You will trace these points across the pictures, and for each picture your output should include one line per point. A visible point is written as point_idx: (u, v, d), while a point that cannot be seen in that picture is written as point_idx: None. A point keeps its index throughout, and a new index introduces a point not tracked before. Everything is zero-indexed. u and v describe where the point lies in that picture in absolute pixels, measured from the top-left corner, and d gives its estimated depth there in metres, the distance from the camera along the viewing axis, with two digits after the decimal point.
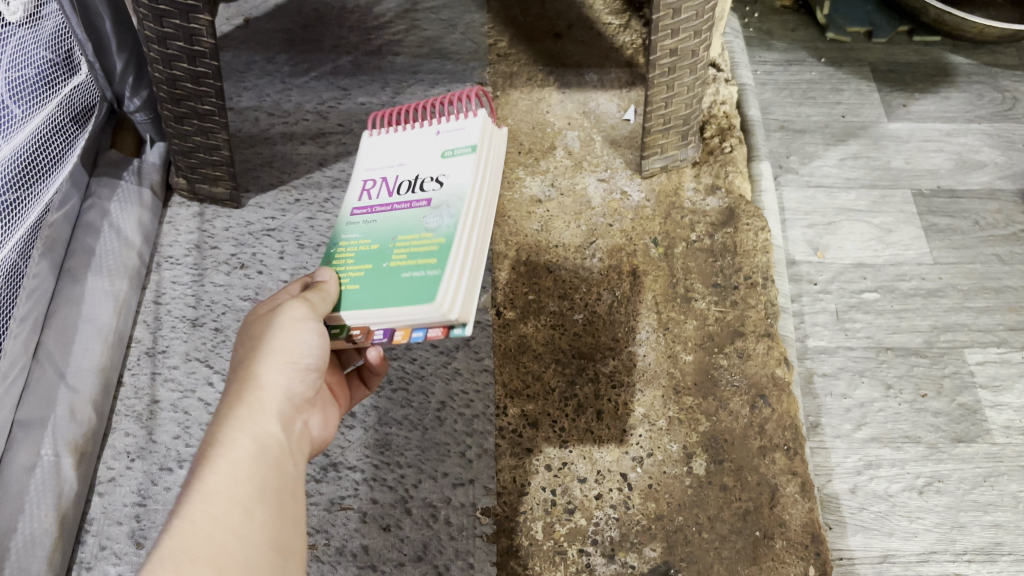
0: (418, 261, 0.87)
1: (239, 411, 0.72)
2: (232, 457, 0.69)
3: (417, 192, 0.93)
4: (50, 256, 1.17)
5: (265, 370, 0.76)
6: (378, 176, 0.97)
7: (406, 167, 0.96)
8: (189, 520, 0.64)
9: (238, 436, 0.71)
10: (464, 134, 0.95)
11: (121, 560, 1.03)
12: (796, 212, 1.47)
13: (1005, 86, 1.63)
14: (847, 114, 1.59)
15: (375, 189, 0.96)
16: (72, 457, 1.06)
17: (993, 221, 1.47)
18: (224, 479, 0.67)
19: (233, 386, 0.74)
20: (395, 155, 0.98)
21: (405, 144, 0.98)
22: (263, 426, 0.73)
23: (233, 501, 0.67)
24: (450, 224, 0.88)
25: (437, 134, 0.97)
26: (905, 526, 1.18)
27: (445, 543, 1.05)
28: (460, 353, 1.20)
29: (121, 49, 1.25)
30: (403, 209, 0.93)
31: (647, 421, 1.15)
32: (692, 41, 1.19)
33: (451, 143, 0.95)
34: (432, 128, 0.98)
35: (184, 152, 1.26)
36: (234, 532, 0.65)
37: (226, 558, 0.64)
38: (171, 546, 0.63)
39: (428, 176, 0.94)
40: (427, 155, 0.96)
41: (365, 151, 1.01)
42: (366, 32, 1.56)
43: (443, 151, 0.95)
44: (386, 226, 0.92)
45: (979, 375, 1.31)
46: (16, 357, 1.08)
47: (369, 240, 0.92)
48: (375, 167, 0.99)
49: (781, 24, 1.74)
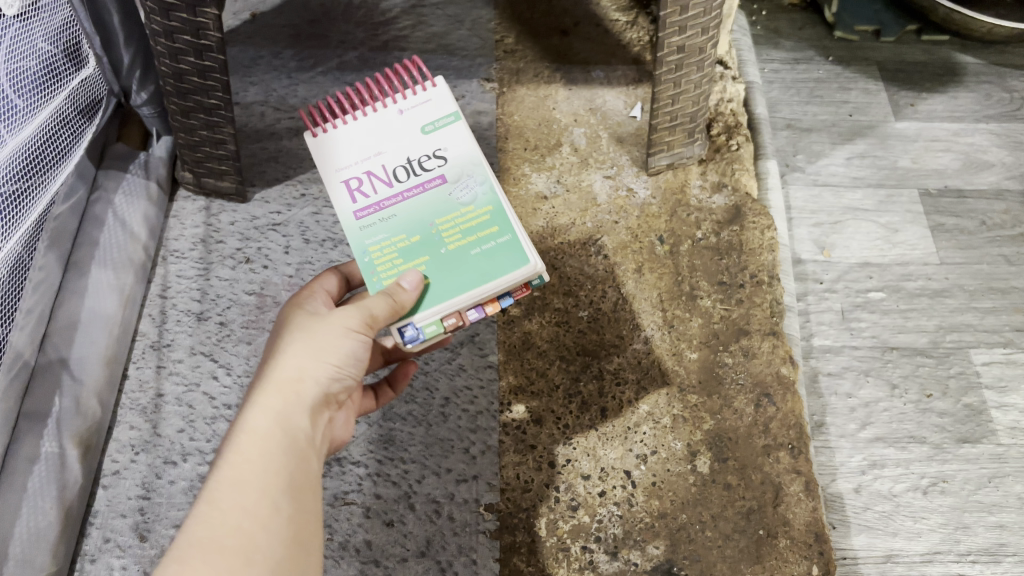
0: (480, 232, 0.88)
1: (271, 403, 0.73)
2: (262, 449, 0.70)
3: (423, 174, 0.89)
4: (57, 248, 1.18)
5: (301, 364, 0.76)
6: (357, 172, 0.89)
7: (386, 151, 0.90)
8: (216, 507, 0.65)
9: (271, 430, 0.71)
10: (432, 105, 0.91)
11: (125, 553, 1.04)
12: (802, 211, 1.47)
13: (1014, 86, 1.62)
14: (854, 113, 1.59)
15: (366, 187, 0.89)
16: (77, 450, 1.06)
17: (1000, 221, 1.46)
18: (253, 469, 0.68)
19: (268, 377, 0.75)
20: (364, 146, 0.90)
21: (369, 130, 0.90)
22: (294, 420, 0.73)
23: (260, 491, 0.67)
24: (486, 190, 0.89)
25: (398, 113, 0.90)
26: (909, 526, 1.18)
27: (448, 539, 1.06)
28: (464, 349, 1.20)
29: (127, 43, 1.23)
30: (417, 193, 0.89)
31: (652, 419, 1.15)
32: (699, 38, 1.19)
33: (426, 116, 0.91)
34: (393, 107, 0.91)
35: (190, 146, 1.26)
36: (260, 523, 0.66)
37: (251, 548, 0.64)
38: (198, 532, 0.64)
39: (420, 155, 0.90)
40: (405, 136, 0.90)
41: (320, 157, 0.90)
42: (373, 28, 1.55)
43: (422, 125, 0.90)
44: (413, 217, 0.88)
45: (985, 375, 1.30)
46: (21, 350, 1.08)
47: (402, 233, 0.88)
48: (348, 163, 0.89)
49: (789, 22, 1.73)
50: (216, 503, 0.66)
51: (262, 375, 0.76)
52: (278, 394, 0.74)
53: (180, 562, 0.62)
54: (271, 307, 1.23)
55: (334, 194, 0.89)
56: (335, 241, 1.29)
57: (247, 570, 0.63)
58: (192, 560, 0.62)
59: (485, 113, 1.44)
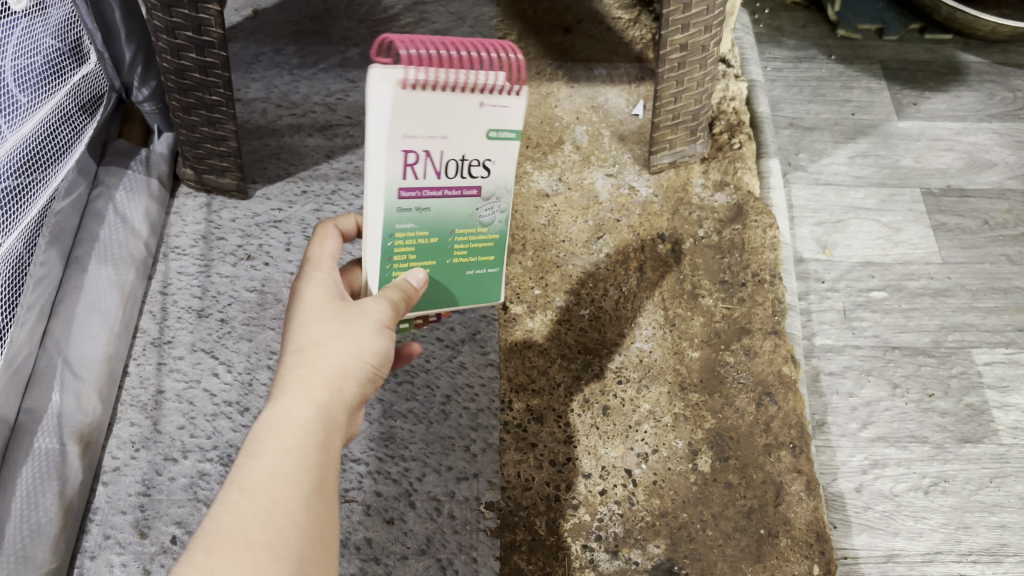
0: (478, 257, 0.89)
1: (310, 393, 0.70)
2: (300, 441, 0.67)
3: (464, 179, 0.81)
4: (57, 244, 1.17)
5: (344, 355, 0.73)
6: (419, 149, 0.77)
7: (451, 141, 0.77)
8: (249, 497, 0.63)
9: (307, 423, 0.68)
10: (510, 111, 0.78)
11: (125, 550, 1.03)
12: (804, 210, 1.46)
13: (1017, 85, 1.62)
14: (856, 112, 1.58)
15: (420, 168, 0.78)
16: (77, 446, 1.06)
17: (1002, 220, 1.46)
18: (288, 462, 0.66)
19: (307, 361, 0.72)
20: (433, 124, 0.75)
21: (444, 107, 0.75)
22: (331, 414, 0.70)
23: (293, 486, 0.64)
24: (502, 219, 0.88)
25: (477, 106, 0.76)
26: (910, 525, 1.18)
27: (448, 537, 1.05)
28: (465, 347, 1.20)
29: (129, 38, 1.26)
30: (454, 196, 0.83)
31: (653, 417, 1.15)
32: (702, 36, 1.18)
33: (498, 121, 0.78)
34: (476, 97, 0.76)
35: (191, 142, 1.25)
36: (291, 521, 0.63)
37: (279, 546, 0.62)
38: (228, 524, 0.61)
39: (473, 159, 0.80)
40: (470, 132, 0.78)
41: (387, 110, 0.73)
42: (375, 25, 1.55)
43: (488, 131, 0.79)
44: (440, 218, 0.84)
45: (987, 375, 1.30)
46: (21, 345, 1.08)
47: (426, 230, 0.84)
48: (413, 132, 0.75)
49: (792, 20, 1.73)
50: (248, 493, 0.63)
51: (296, 360, 0.72)
52: (316, 387, 0.70)
53: (209, 554, 0.59)
54: (272, 305, 1.23)
55: (386, 162, 0.76)
56: None
57: (274, 569, 0.61)
58: (221, 553, 0.60)
59: None
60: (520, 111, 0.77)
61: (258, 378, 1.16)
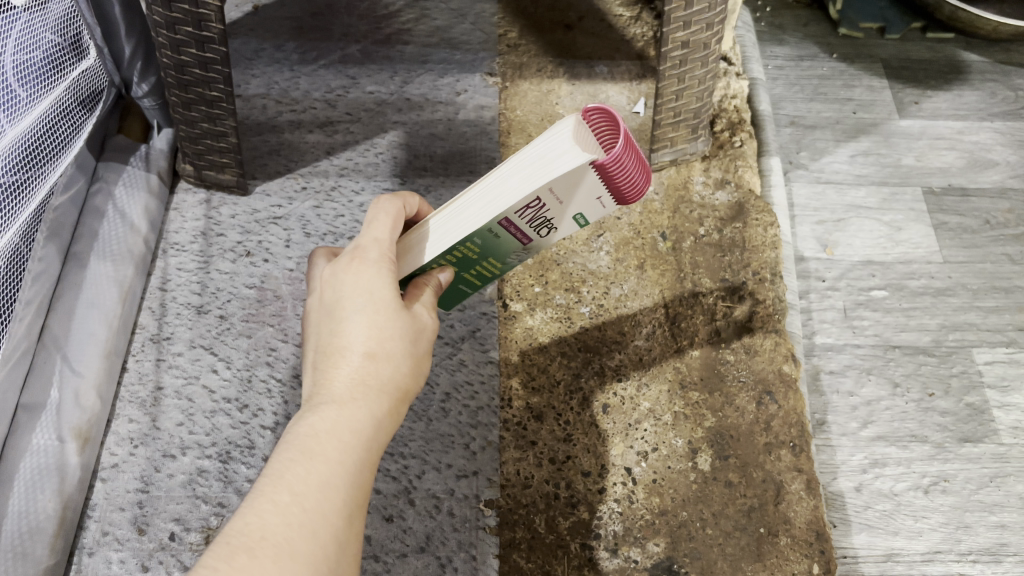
0: (480, 280, 0.92)
1: (372, 407, 0.70)
2: (356, 457, 0.67)
3: (533, 233, 0.82)
4: (56, 239, 1.17)
5: (407, 375, 0.73)
6: (544, 202, 0.77)
7: (563, 210, 0.79)
8: (299, 504, 0.62)
9: (361, 438, 0.68)
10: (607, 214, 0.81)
11: (123, 547, 1.03)
12: (805, 208, 1.46)
13: (1018, 84, 1.62)
14: (858, 111, 1.58)
15: (530, 213, 0.79)
16: (76, 442, 1.06)
17: (1004, 220, 1.45)
18: (344, 475, 0.65)
19: (373, 369, 0.71)
20: (569, 194, 0.77)
21: (589, 190, 0.77)
22: (384, 433, 0.71)
23: (343, 501, 0.64)
24: (519, 263, 0.90)
25: (604, 204, 0.79)
26: (910, 525, 1.18)
27: (447, 534, 1.05)
28: (465, 344, 1.20)
29: (129, 33, 1.26)
30: (519, 240, 0.83)
31: (653, 416, 1.14)
32: (704, 33, 1.18)
33: (592, 215, 0.80)
34: (602, 197, 0.78)
35: (190, 138, 1.25)
36: (335, 536, 0.63)
37: (321, 561, 0.61)
38: (276, 528, 0.61)
39: (555, 229, 0.82)
40: (573, 211, 0.79)
41: (564, 168, 0.74)
42: (376, 22, 1.55)
43: (581, 216, 0.80)
44: (495, 248, 0.85)
45: (987, 374, 1.30)
46: (19, 341, 1.08)
47: (477, 248, 0.84)
48: (552, 190, 0.76)
49: (794, 18, 1.72)
50: (299, 500, 0.62)
51: (354, 364, 0.71)
52: (372, 401, 0.70)
53: (251, 558, 0.59)
54: (271, 301, 1.22)
55: (521, 195, 0.76)
56: (336, 235, 1.29)
57: None
58: (264, 559, 0.59)
59: (487, 108, 1.44)
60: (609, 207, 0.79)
61: (257, 375, 1.16)
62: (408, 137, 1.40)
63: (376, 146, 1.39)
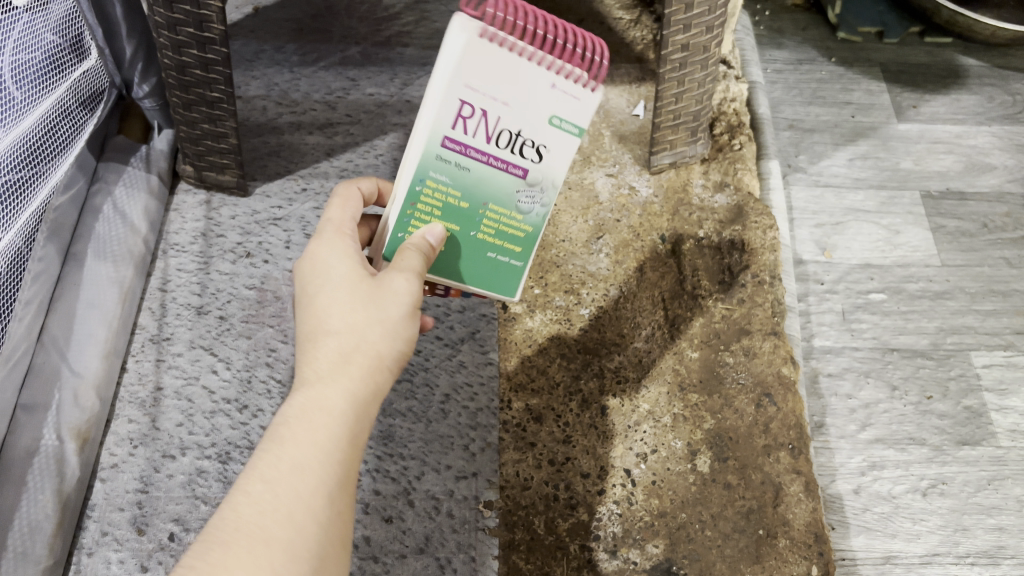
0: (510, 244, 0.86)
1: (342, 383, 0.69)
2: (332, 437, 0.67)
3: (514, 153, 0.78)
4: (56, 239, 1.17)
5: (379, 342, 0.72)
6: (483, 106, 0.73)
7: (514, 112, 0.74)
8: (272, 492, 0.64)
9: (331, 416, 0.68)
10: (581, 104, 0.75)
11: (122, 547, 1.03)
12: (804, 211, 1.46)
13: (1016, 89, 1.62)
14: (856, 115, 1.58)
15: (476, 126, 0.75)
16: (74, 443, 1.05)
17: (1001, 224, 1.46)
18: (316, 457, 0.66)
19: (341, 346, 0.71)
20: (506, 89, 0.73)
21: (521, 76, 0.72)
22: (362, 404, 0.70)
23: (317, 482, 0.65)
24: (539, 214, 0.84)
25: (558, 93, 0.74)
26: (908, 527, 1.18)
27: (447, 536, 1.05)
28: (464, 346, 1.20)
29: (130, 34, 1.25)
30: (500, 167, 0.79)
31: (652, 418, 1.15)
32: (704, 37, 1.18)
33: (559, 109, 0.75)
34: (546, 78, 0.73)
35: (191, 139, 1.25)
36: (311, 516, 0.64)
37: (297, 546, 0.63)
38: (250, 518, 0.63)
39: (533, 140, 0.77)
40: (531, 110, 0.75)
41: (461, 58, 0.70)
42: (376, 24, 1.55)
43: (549, 116, 0.75)
44: (477, 183, 0.80)
45: (985, 378, 1.30)
46: (19, 340, 1.07)
47: (458, 191, 0.80)
48: (475, 88, 0.72)
49: (792, 22, 1.73)
50: (272, 488, 0.64)
51: (323, 344, 0.72)
52: (340, 375, 0.70)
53: (225, 550, 0.61)
54: (271, 302, 1.23)
55: (443, 103, 0.72)
56: None
57: (290, 568, 0.62)
58: (237, 550, 0.61)
59: None
60: (510, 64, 0.71)
61: (256, 376, 1.16)
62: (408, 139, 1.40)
63: (377, 148, 1.39)
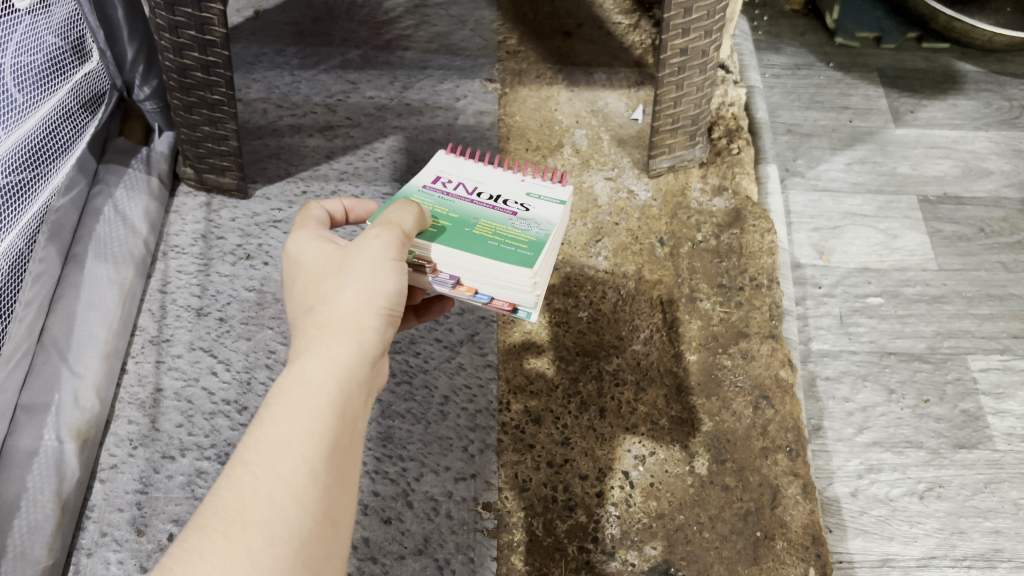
0: (517, 244, 0.90)
1: (322, 353, 0.66)
2: (315, 409, 0.63)
3: (497, 203, 0.96)
4: (56, 240, 1.18)
5: (355, 309, 0.70)
6: (463, 181, 1.00)
7: (488, 186, 1.00)
8: (253, 473, 0.59)
9: (314, 388, 0.64)
10: (554, 191, 1.00)
11: (121, 547, 1.03)
12: (802, 215, 1.47)
13: (1013, 95, 1.63)
14: (854, 119, 1.59)
15: (454, 186, 0.98)
16: (74, 443, 1.05)
17: (998, 228, 1.46)
18: (300, 431, 0.62)
19: (320, 319, 0.69)
20: (484, 178, 1.01)
21: (496, 176, 1.02)
22: (346, 372, 0.66)
23: (299, 457, 0.61)
24: (540, 235, 0.92)
25: (524, 180, 1.01)
26: (905, 530, 1.18)
27: (445, 537, 1.05)
28: (463, 348, 1.20)
29: (132, 37, 1.27)
30: (486, 209, 0.95)
31: (650, 420, 1.15)
32: (703, 41, 1.19)
33: (535, 190, 1.00)
34: (516, 176, 1.02)
35: (192, 141, 1.25)
36: (294, 494, 0.59)
37: (280, 525, 0.58)
38: (229, 500, 0.58)
39: (512, 200, 0.97)
40: (510, 187, 1.00)
41: (444, 159, 1.03)
42: (376, 27, 1.56)
43: (528, 191, 0.99)
44: (465, 209, 0.94)
45: (981, 382, 1.31)
46: (20, 341, 1.08)
47: (446, 208, 0.94)
48: (452, 171, 1.01)
49: (791, 28, 1.74)
50: (252, 468, 0.60)
51: (302, 322, 0.70)
52: (321, 347, 0.67)
53: (203, 536, 0.56)
54: (271, 304, 1.23)
55: (428, 172, 1.00)
56: None
57: (272, 550, 0.57)
58: (214, 536, 0.56)
59: (487, 113, 1.44)
60: (481, 166, 1.03)
61: (256, 377, 1.16)
62: (408, 142, 1.40)
63: (376, 151, 1.39)
